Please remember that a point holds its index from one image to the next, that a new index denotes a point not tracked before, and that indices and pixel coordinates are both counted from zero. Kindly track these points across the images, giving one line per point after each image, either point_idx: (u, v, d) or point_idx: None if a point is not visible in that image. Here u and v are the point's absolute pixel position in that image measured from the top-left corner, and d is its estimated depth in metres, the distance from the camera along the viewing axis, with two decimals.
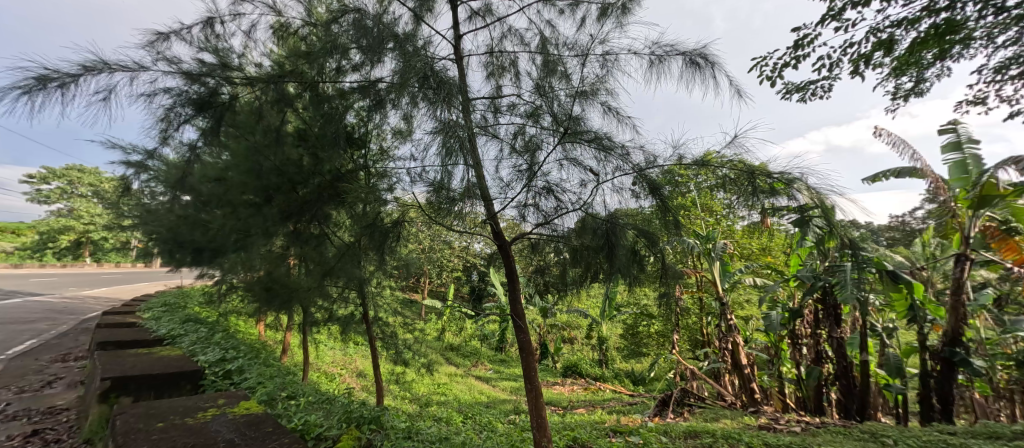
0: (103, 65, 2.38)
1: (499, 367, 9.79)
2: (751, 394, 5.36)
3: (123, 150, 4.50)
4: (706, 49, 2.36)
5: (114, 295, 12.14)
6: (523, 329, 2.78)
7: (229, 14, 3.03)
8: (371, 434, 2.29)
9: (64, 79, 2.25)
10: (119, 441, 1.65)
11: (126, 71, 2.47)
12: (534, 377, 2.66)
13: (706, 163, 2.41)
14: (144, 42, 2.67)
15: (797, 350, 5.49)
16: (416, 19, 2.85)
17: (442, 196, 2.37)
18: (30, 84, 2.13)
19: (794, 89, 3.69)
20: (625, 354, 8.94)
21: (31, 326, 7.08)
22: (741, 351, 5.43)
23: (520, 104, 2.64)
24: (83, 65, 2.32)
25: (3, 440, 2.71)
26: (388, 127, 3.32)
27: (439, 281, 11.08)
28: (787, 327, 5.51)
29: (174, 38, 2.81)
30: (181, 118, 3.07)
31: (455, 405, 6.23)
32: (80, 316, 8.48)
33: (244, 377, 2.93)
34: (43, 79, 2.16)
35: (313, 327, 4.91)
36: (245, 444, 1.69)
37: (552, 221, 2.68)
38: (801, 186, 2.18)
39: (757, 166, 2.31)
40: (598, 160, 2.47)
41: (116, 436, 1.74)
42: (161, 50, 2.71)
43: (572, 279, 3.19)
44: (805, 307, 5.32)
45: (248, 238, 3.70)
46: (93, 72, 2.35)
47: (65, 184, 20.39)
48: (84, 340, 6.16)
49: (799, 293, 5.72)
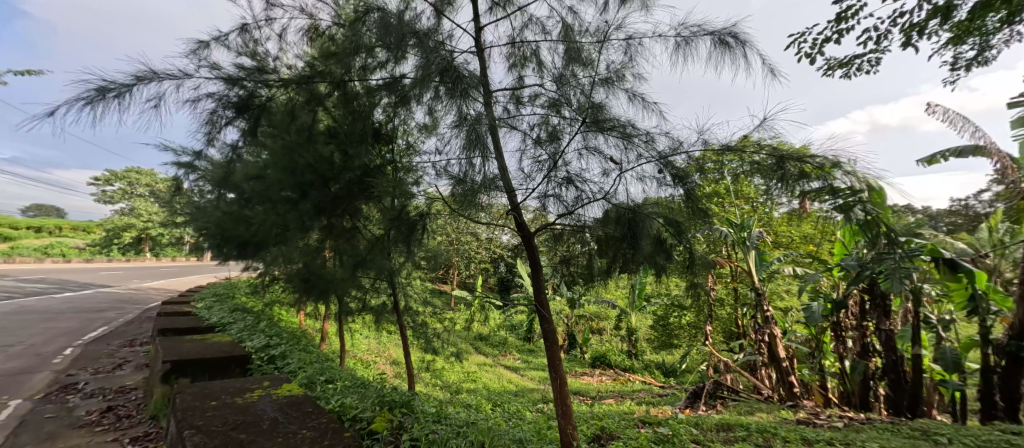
0: (152, 74, 2.55)
1: (528, 357, 9.93)
2: (789, 387, 5.18)
3: (175, 151, 4.84)
4: (736, 28, 2.31)
5: (171, 287, 13.12)
6: (547, 319, 2.86)
7: (264, 20, 3.17)
8: (403, 416, 2.43)
9: (120, 90, 2.44)
10: (179, 416, 1.82)
11: (173, 79, 2.64)
12: (559, 365, 2.72)
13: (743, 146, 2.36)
14: (189, 50, 2.85)
15: (841, 344, 5.25)
16: (437, 14, 2.96)
17: (466, 189, 2.50)
18: (91, 96, 2.33)
19: (837, 64, 3.53)
20: (655, 345, 8.85)
21: (102, 315, 7.77)
22: (778, 344, 5.24)
23: (541, 95, 2.73)
24: (136, 76, 2.50)
25: (83, 415, 3.04)
26: (413, 122, 3.45)
27: (467, 272, 11.19)
28: (830, 319, 5.26)
29: (214, 44, 2.98)
30: (224, 120, 3.29)
31: (485, 392, 6.42)
32: (143, 305, 9.23)
33: (287, 362, 3.12)
34: (101, 90, 2.35)
35: (349, 317, 5.13)
36: (287, 422, 1.83)
37: (575, 211, 2.74)
38: (847, 170, 2.08)
39: (793, 150, 2.24)
40: (621, 148, 2.50)
41: (178, 411, 1.93)
42: (203, 57, 2.88)
43: (603, 266, 3.21)
44: (851, 297, 5.10)
45: (288, 232, 3.90)
46: (145, 82, 2.53)
47: (127, 186, 22.40)
48: (146, 327, 6.68)
49: (844, 283, 5.42)
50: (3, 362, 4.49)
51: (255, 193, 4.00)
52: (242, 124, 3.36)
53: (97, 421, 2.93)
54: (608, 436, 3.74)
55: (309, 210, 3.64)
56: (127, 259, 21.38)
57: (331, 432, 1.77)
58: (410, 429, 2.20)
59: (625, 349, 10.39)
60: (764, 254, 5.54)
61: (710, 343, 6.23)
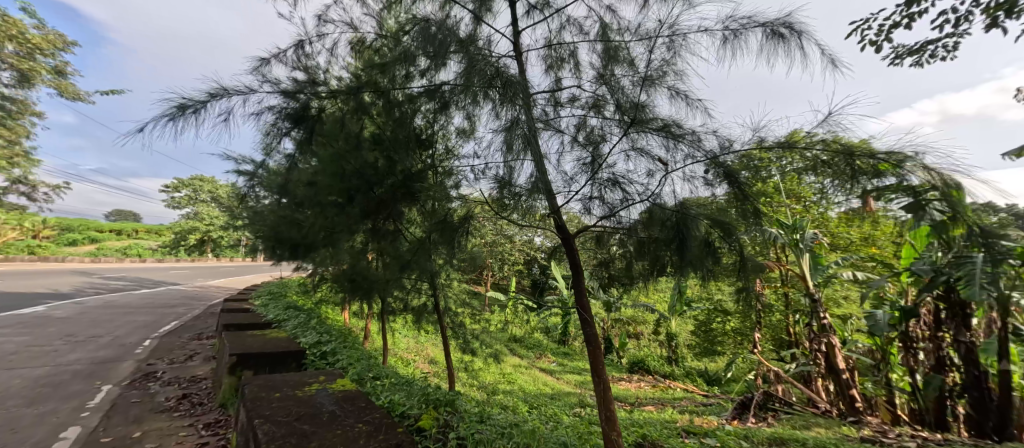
0: (224, 90, 2.75)
1: (563, 360, 9.92)
2: (851, 402, 4.82)
3: (237, 161, 5.22)
4: (791, 18, 2.24)
5: (229, 285, 14.04)
6: (588, 322, 2.88)
7: (316, 36, 3.34)
8: (448, 415, 2.48)
9: (196, 106, 2.63)
10: (251, 405, 1.96)
11: (241, 95, 2.83)
12: (602, 370, 2.72)
13: (791, 145, 2.24)
14: (251, 68, 3.03)
15: (911, 355, 4.76)
16: (476, 21, 3.04)
17: (508, 192, 2.73)
18: (172, 112, 2.54)
19: (907, 52, 3.41)
20: (696, 352, 8.61)
21: (173, 310, 8.44)
22: (837, 354, 4.93)
23: (580, 96, 2.84)
24: (210, 92, 2.69)
25: (163, 400, 3.62)
26: (452, 127, 3.55)
27: (501, 274, 11.28)
28: (898, 329, 4.78)
29: (274, 61, 3.17)
30: (282, 131, 3.56)
31: (521, 394, 6.44)
32: (206, 302, 9.94)
33: (337, 358, 3.27)
34: (182, 107, 2.56)
35: (391, 316, 5.30)
36: (344, 415, 1.92)
37: (618, 213, 2.79)
38: (917, 165, 1.94)
39: (856, 145, 2.12)
40: (667, 148, 2.51)
41: (248, 400, 2.07)
42: (265, 73, 3.08)
43: (649, 270, 3.14)
44: (923, 305, 4.70)
45: (335, 235, 4.05)
46: (217, 98, 2.72)
47: (191, 192, 24.18)
48: (210, 322, 7.23)
49: (914, 289, 5.00)
50: (95, 351, 5.22)
51: (307, 198, 4.21)
52: (297, 135, 3.58)
53: (174, 406, 3.49)
54: (650, 444, 3.69)
55: (356, 214, 3.76)
56: (187, 259, 23.00)
57: (384, 427, 1.85)
58: (456, 427, 2.26)
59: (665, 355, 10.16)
60: (820, 257, 5.25)
61: (758, 351, 5.99)
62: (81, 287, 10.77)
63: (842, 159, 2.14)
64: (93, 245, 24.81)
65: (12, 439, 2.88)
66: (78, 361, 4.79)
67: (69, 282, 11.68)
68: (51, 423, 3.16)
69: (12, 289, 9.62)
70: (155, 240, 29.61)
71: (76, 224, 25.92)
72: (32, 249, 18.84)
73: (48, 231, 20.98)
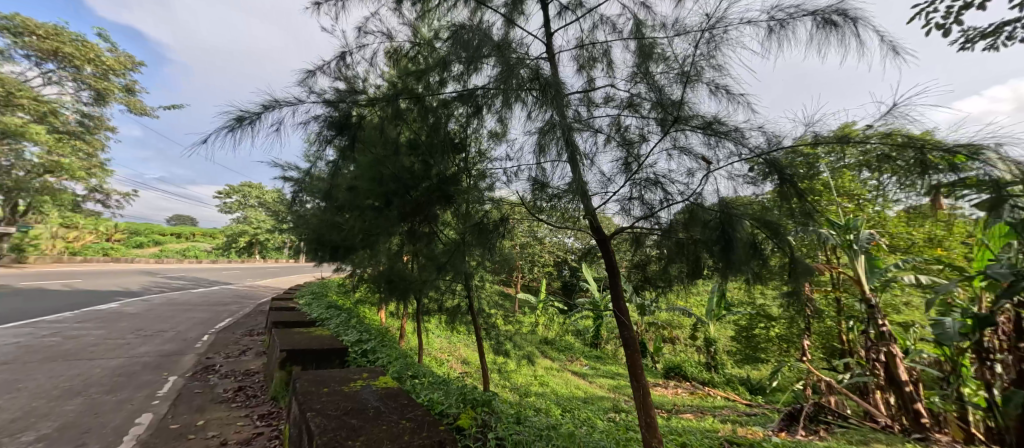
0: (276, 102, 2.88)
1: (595, 364, 9.82)
2: (916, 417, 4.44)
3: (282, 168, 5.49)
4: (843, 4, 2.14)
5: (272, 285, 14.70)
6: (627, 325, 2.94)
7: (357, 47, 3.45)
8: (486, 415, 2.51)
9: (251, 117, 2.77)
10: (302, 399, 2.05)
11: (291, 105, 2.95)
12: (641, 375, 2.79)
13: (843, 139, 2.17)
14: (299, 80, 3.16)
15: (986, 369, 4.11)
16: (508, 25, 3.08)
17: (544, 193, 2.83)
18: (231, 123, 2.68)
19: (979, 35, 3.15)
20: (735, 359, 8.31)
21: (224, 308, 8.93)
22: (899, 365, 4.53)
23: (615, 95, 2.82)
24: (264, 104, 2.83)
25: (221, 392, 3.94)
26: (485, 130, 3.56)
27: (531, 276, 11.29)
28: (971, 338, 4.08)
29: (319, 73, 3.30)
30: (325, 139, 3.73)
31: (553, 397, 6.41)
32: (252, 301, 10.45)
33: (378, 356, 3.37)
34: (240, 119, 2.70)
35: (426, 316, 5.40)
36: (388, 412, 1.98)
37: (657, 213, 2.80)
38: (994, 157, 1.82)
39: (919, 136, 2.01)
40: (708, 145, 2.54)
41: (298, 394, 2.16)
42: (311, 84, 3.21)
43: (690, 272, 3.07)
44: (1001, 313, 4.15)
45: (373, 238, 4.18)
46: (271, 109, 2.86)
47: (240, 198, 25.56)
48: (259, 319, 7.62)
49: (988, 295, 4.59)
50: (161, 344, 5.65)
51: (346, 203, 4.33)
52: (339, 142, 3.75)
53: (231, 398, 3.80)
54: None
55: (394, 216, 3.76)
56: (234, 260, 24.27)
57: (427, 425, 1.89)
58: (495, 427, 2.28)
59: (702, 361, 9.87)
60: (877, 260, 4.86)
61: (806, 359, 5.71)
62: (147, 285, 11.68)
63: (906, 152, 2.01)
64: (153, 248, 26.69)
65: (94, 424, 3.19)
66: (147, 352, 5.20)
67: (136, 280, 12.66)
68: (126, 410, 3.47)
69: (90, 286, 10.56)
70: (208, 242, 31.47)
71: (143, 229, 28.18)
72: (101, 251, 20.52)
73: (116, 233, 22.82)
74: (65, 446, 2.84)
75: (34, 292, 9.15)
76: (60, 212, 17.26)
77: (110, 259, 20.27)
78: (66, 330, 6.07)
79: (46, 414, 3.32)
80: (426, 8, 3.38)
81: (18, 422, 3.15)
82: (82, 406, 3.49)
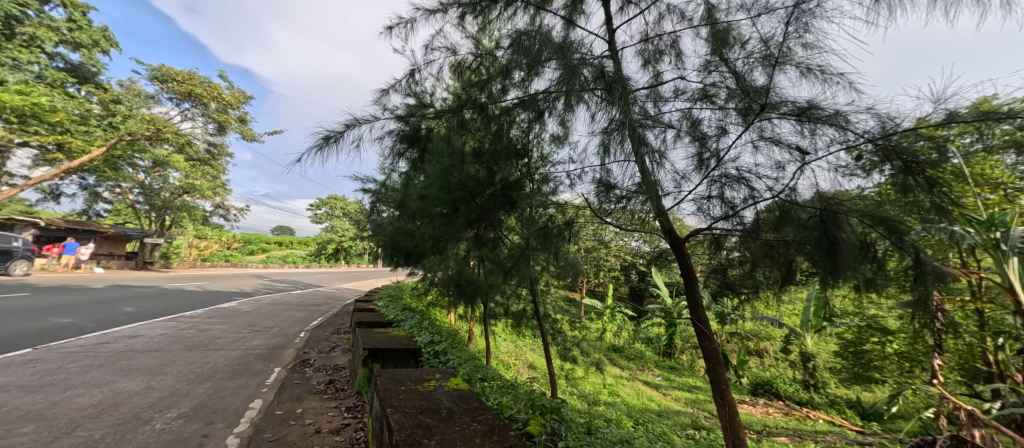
0: (356, 120, 3.03)
1: (669, 375, 9.31)
2: None
3: (363, 180, 5.85)
4: None
5: (355, 287, 15.77)
6: (707, 335, 2.74)
7: (424, 64, 3.52)
8: (555, 423, 2.41)
9: (336, 135, 2.95)
10: (381, 396, 2.12)
11: (369, 122, 3.09)
12: (727, 393, 2.63)
13: (983, 117, 1.87)
14: (374, 99, 3.30)
15: None
16: (568, 25, 2.99)
17: (611, 195, 2.69)
18: (320, 143, 2.87)
19: None
20: (842, 377, 7.44)
21: (316, 309, 9.75)
22: None
23: (686, 88, 2.62)
24: (346, 123, 3.00)
25: (316, 384, 4.24)
26: (547, 134, 3.49)
27: (597, 281, 11.06)
28: None
29: (391, 91, 3.43)
30: (398, 153, 3.80)
31: (624, 408, 6.13)
32: (339, 302, 11.30)
33: (448, 358, 3.42)
34: (326, 138, 2.89)
35: (493, 319, 5.42)
36: (460, 414, 1.98)
37: (740, 212, 2.56)
38: None
39: None
40: (802, 133, 2.30)
41: (378, 391, 2.24)
42: (386, 103, 3.35)
43: (780, 278, 2.78)
44: None
45: (442, 243, 4.27)
46: (353, 127, 3.03)
47: (327, 210, 27.78)
48: (346, 319, 8.15)
49: None
50: (268, 338, 6.27)
51: (417, 211, 4.48)
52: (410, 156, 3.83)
53: (324, 390, 4.07)
54: None
55: (461, 223, 3.77)
56: (321, 265, 26.43)
57: (496, 429, 1.86)
58: (565, 436, 2.17)
59: (797, 377, 8.94)
60: None
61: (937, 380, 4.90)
62: (258, 287, 13.18)
63: None
64: (261, 255, 30.14)
65: (219, 405, 3.58)
66: (258, 345, 5.78)
67: (245, 283, 14.27)
68: (243, 395, 3.86)
69: (216, 288, 12.15)
70: (302, 249, 34.83)
71: (253, 239, 32.01)
72: (217, 258, 23.54)
73: (231, 242, 26.08)
74: (196, 423, 3.21)
75: (176, 291, 10.70)
76: (192, 223, 20.20)
77: (228, 263, 23.25)
78: (198, 324, 6.98)
79: (183, 395, 3.78)
80: (488, 19, 3.39)
81: (164, 400, 3.62)
82: (210, 390, 3.94)
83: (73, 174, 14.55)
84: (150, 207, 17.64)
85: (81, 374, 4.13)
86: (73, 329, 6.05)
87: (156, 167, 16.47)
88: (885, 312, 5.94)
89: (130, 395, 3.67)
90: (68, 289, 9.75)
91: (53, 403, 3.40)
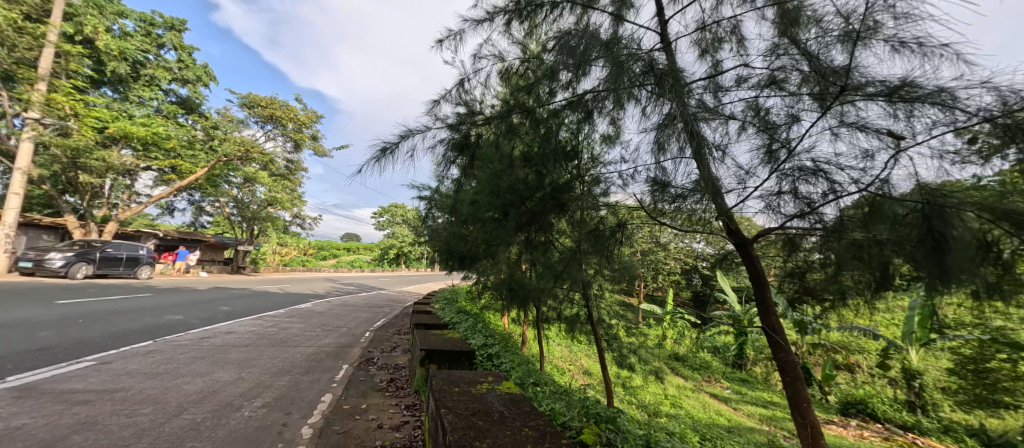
0: (411, 131, 3.05)
1: (741, 388, 8.65)
2: None
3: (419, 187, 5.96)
4: None
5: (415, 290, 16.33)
6: (783, 347, 2.44)
7: (472, 72, 3.45)
8: (611, 433, 2.23)
9: (391, 146, 2.96)
10: (436, 396, 2.08)
11: (422, 133, 3.09)
12: (807, 411, 2.34)
13: None
14: (425, 110, 3.31)
15: None
16: (616, 20, 2.81)
17: (666, 195, 2.48)
18: (377, 155, 2.91)
19: None
20: (959, 398, 6.48)
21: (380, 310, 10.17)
22: None
23: (750, 75, 2.35)
24: (401, 135, 3.03)
25: (379, 381, 4.34)
26: (597, 134, 3.31)
27: (657, 284, 10.58)
28: None
29: (442, 101, 3.41)
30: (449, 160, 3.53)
31: (689, 421, 5.71)
32: (400, 304, 11.71)
33: (501, 361, 3.35)
34: (383, 150, 2.92)
35: (546, 323, 5.29)
36: (510, 418, 1.87)
37: (819, 209, 2.25)
38: None
39: None
40: (894, 116, 1.97)
41: (434, 391, 2.20)
42: (437, 113, 3.34)
43: (872, 283, 2.38)
44: None
45: (494, 247, 4.21)
46: (409, 137, 3.05)
47: (389, 217, 29.10)
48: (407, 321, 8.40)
49: None
50: (338, 337, 6.58)
51: (470, 216, 4.47)
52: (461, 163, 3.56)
53: (386, 387, 4.15)
54: None
55: (511, 226, 3.66)
56: (383, 270, 27.69)
57: (548, 436, 1.72)
58: None
59: (896, 395, 7.93)
60: None
61: None
62: (330, 290, 14.06)
63: None
64: (331, 259, 32.28)
65: (296, 397, 3.75)
66: (329, 343, 6.08)
67: (317, 285, 15.28)
68: (317, 389, 4.03)
69: (295, 290, 13.12)
70: (366, 254, 36.81)
71: (325, 244, 34.39)
72: (294, 263, 25.47)
73: (307, 248, 28.16)
74: (277, 412, 3.37)
75: (261, 293, 11.66)
76: (275, 231, 22.03)
77: (305, 267, 25.12)
78: (280, 322, 7.51)
79: (268, 386, 4.00)
80: (534, 23, 3.27)
81: (251, 390, 3.85)
82: (290, 382, 4.15)
83: (182, 191, 16.46)
84: (242, 218, 19.45)
85: (188, 364, 4.51)
86: (182, 325, 6.73)
87: (246, 184, 18.14)
88: (1016, 323, 5.04)
89: (224, 385, 3.94)
90: (177, 290, 10.92)
91: (166, 388, 3.72)
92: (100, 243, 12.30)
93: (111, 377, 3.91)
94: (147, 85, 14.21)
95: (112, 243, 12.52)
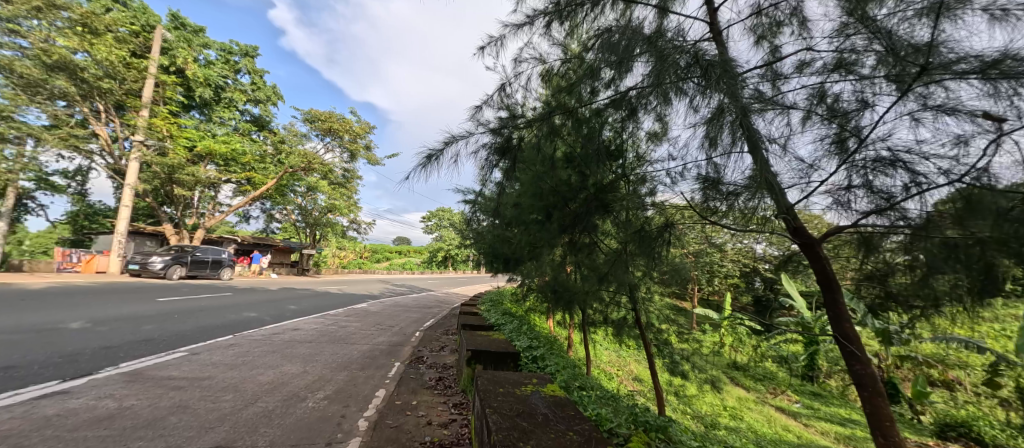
0: (454, 137, 3.06)
1: (811, 402, 7.98)
2: None
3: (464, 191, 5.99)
4: None
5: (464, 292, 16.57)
6: (862, 359, 2.15)
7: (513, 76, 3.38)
8: (660, 442, 2.05)
9: (436, 153, 2.98)
10: (481, 395, 2.02)
11: (466, 138, 3.08)
12: (893, 432, 2.04)
13: None
14: (468, 115, 3.30)
15: None
16: (661, 12, 2.63)
17: (718, 193, 2.28)
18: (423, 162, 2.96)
19: None
20: None
21: (430, 310, 10.38)
22: None
23: (815, 60, 2.11)
24: (446, 142, 3.05)
25: (428, 380, 4.37)
26: (643, 132, 3.13)
27: (713, 288, 10.02)
28: None
29: (484, 107, 3.38)
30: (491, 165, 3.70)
31: (752, 436, 5.29)
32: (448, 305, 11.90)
33: (546, 363, 3.25)
34: (429, 157, 2.95)
35: (592, 327, 5.14)
36: (555, 421, 1.77)
37: (900, 204, 1.98)
38: None
39: None
40: (993, 96, 1.66)
41: (479, 391, 2.14)
42: (479, 118, 3.31)
43: (973, 288, 2.05)
44: None
45: (538, 250, 4.12)
46: (453, 144, 3.06)
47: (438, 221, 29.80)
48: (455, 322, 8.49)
49: None
50: (391, 336, 6.77)
51: (512, 219, 4.41)
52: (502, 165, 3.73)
53: (434, 385, 4.17)
54: None
55: (555, 228, 3.63)
56: (433, 273, 28.41)
57: (594, 442, 1.60)
58: None
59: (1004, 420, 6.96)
60: None
61: None
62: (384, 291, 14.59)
63: None
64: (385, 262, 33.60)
65: (353, 391, 3.86)
66: (384, 342, 6.26)
67: (372, 287, 15.91)
68: (372, 384, 4.12)
69: (352, 291, 13.72)
70: (416, 257, 37.97)
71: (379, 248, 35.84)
72: (351, 266, 26.75)
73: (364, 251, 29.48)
74: (337, 404, 3.47)
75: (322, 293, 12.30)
76: (335, 236, 23.21)
77: (361, 270, 26.32)
78: (340, 321, 7.85)
79: (329, 380, 4.15)
80: (574, 23, 3.14)
81: (315, 382, 4.00)
82: (348, 377, 4.28)
83: (256, 200, 17.78)
84: (307, 223, 20.72)
85: (261, 357, 4.79)
86: (257, 321, 7.20)
87: (309, 192, 19.28)
88: None
89: (292, 377, 4.13)
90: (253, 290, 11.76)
91: (244, 378, 3.95)
92: (190, 248, 13.47)
93: (199, 366, 4.21)
94: (227, 106, 15.43)
95: (200, 248, 13.71)
